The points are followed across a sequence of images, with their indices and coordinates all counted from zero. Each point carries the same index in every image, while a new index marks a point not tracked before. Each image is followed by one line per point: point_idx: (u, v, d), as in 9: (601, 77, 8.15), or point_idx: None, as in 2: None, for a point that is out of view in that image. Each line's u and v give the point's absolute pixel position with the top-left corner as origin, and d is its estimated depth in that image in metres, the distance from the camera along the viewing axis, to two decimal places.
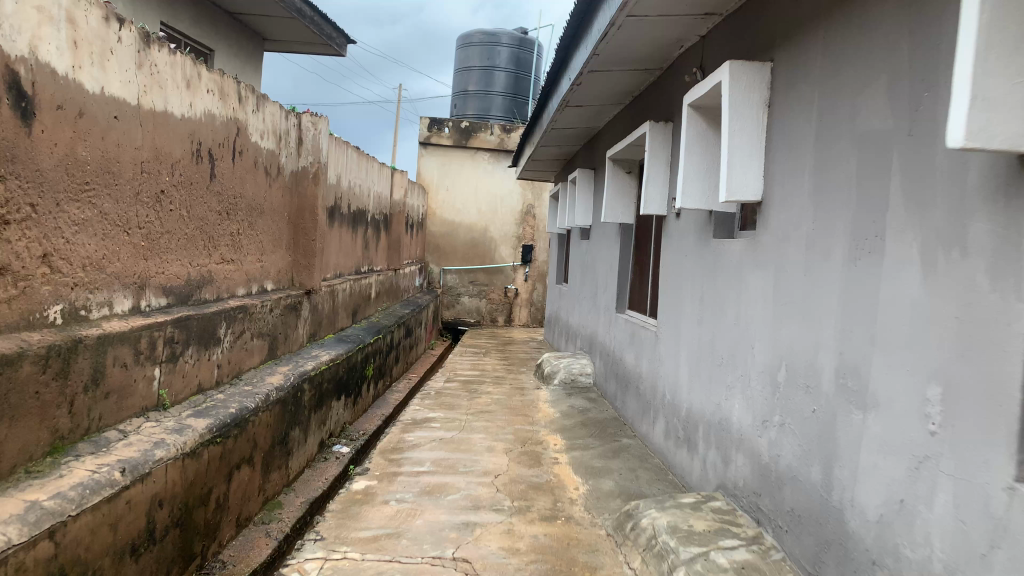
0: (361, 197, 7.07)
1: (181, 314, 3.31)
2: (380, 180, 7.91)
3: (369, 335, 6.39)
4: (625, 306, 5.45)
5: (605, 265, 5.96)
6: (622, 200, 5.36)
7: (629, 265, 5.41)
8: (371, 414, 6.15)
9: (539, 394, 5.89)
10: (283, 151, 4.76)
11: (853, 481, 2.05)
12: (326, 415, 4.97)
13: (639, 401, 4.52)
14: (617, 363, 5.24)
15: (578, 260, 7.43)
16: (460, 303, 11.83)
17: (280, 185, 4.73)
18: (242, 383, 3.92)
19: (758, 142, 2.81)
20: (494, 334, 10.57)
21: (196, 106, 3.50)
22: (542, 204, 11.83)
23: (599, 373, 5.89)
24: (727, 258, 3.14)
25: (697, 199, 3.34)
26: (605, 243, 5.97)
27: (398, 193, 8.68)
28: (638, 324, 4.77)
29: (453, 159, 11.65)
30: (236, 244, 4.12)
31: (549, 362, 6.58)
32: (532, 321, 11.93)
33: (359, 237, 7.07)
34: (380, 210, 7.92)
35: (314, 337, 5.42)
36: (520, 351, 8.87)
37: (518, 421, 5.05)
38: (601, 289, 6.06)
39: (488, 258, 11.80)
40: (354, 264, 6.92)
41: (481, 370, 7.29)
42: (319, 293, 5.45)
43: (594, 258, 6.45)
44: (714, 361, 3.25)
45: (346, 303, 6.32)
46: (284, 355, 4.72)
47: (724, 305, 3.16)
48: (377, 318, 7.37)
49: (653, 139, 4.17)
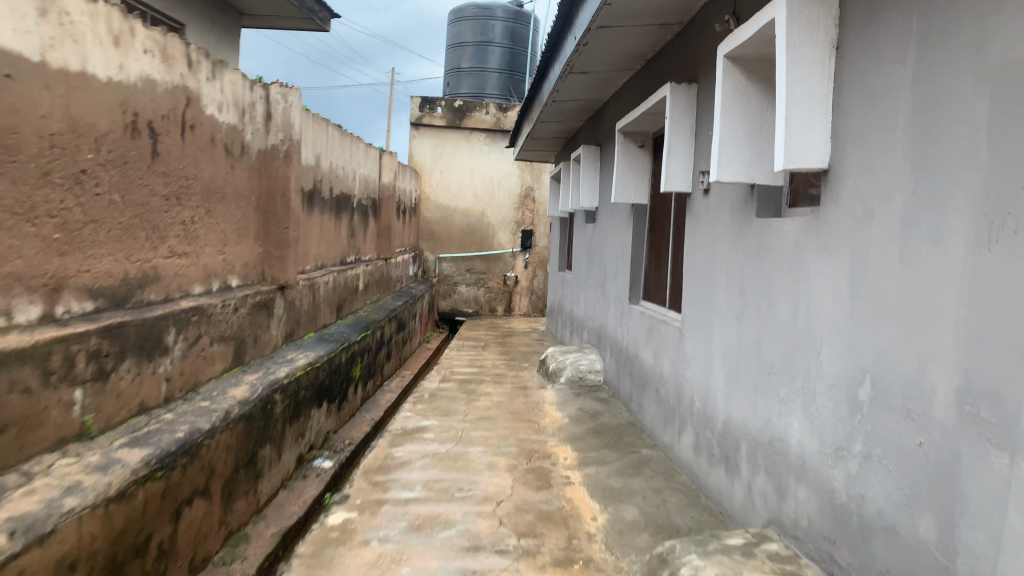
0: (345, 181, 6.47)
1: (113, 322, 2.72)
2: (367, 162, 7.30)
3: (355, 332, 5.82)
4: (639, 296, 4.86)
5: (614, 252, 5.37)
6: (635, 177, 4.77)
7: (644, 250, 4.83)
8: (358, 419, 5.59)
9: (544, 395, 5.32)
10: (247, 127, 4.15)
11: (996, 552, 1.48)
12: (304, 427, 4.42)
13: (660, 408, 3.95)
14: (631, 361, 4.67)
15: (584, 244, 6.84)
16: (456, 292, 11.24)
17: (243, 167, 4.13)
18: (199, 398, 3.34)
19: (823, 95, 2.22)
20: (493, 325, 9.99)
21: (128, 70, 2.90)
22: (542, 186, 11.22)
23: (610, 371, 5.32)
24: (779, 243, 2.55)
25: (736, 170, 2.76)
26: (614, 227, 5.38)
27: (388, 177, 8.08)
28: (655, 318, 4.19)
29: (447, 140, 11.03)
30: (190, 234, 3.53)
31: (554, 357, 6.02)
32: (533, 310, 11.35)
33: (344, 225, 6.48)
34: (367, 195, 7.32)
35: (291, 338, 4.85)
36: (521, 344, 8.31)
37: (522, 428, 4.48)
38: (611, 277, 5.48)
39: (485, 244, 11.21)
40: (338, 255, 6.33)
41: (479, 367, 6.72)
42: (296, 288, 4.87)
43: (602, 243, 5.86)
44: (760, 367, 2.67)
45: (329, 298, 5.74)
46: (253, 361, 4.15)
47: (774, 299, 2.58)
48: (365, 312, 6.79)
49: (676, 103, 3.57)
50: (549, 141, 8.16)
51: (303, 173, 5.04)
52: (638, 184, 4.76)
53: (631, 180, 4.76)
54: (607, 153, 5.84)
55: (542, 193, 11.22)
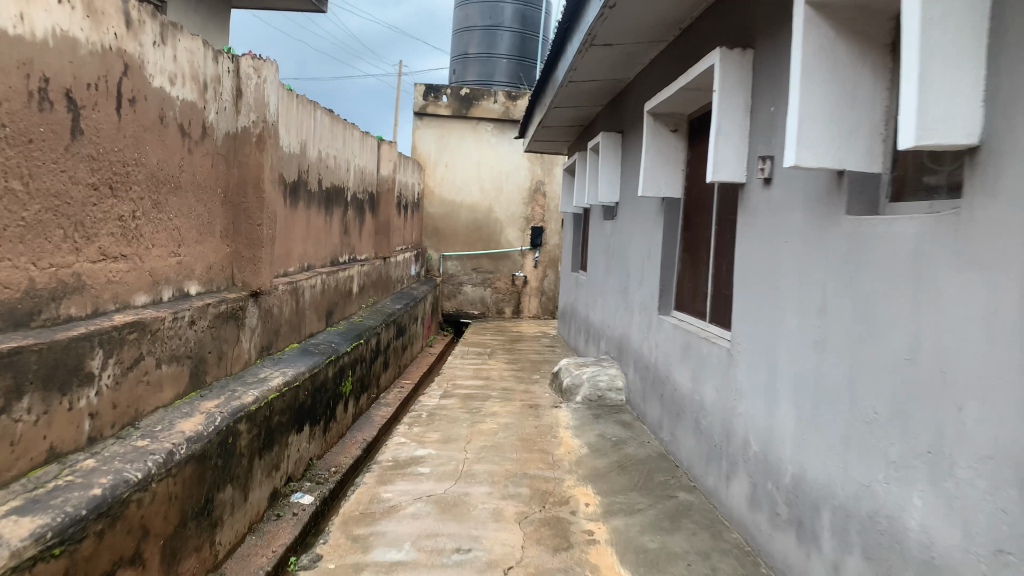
0: (337, 173, 5.83)
1: (4, 348, 2.08)
2: (363, 152, 6.66)
3: (346, 342, 5.18)
4: (670, 305, 4.21)
5: (640, 254, 4.73)
6: (666, 169, 4.12)
7: (676, 253, 4.17)
8: (348, 441, 4.96)
9: (558, 416, 4.68)
10: (209, 105, 3.52)
11: None
12: (280, 457, 3.79)
13: (703, 443, 3.30)
14: (662, 381, 4.02)
15: (602, 243, 6.18)
16: (461, 293, 10.63)
17: (205, 152, 3.49)
18: (137, 435, 2.71)
19: (974, 40, 1.56)
20: (501, 328, 9.34)
21: (32, 22, 2.26)
22: (553, 180, 10.55)
23: (634, 390, 4.68)
24: (888, 251, 1.90)
25: (819, 153, 2.12)
26: (640, 226, 4.73)
27: (388, 168, 7.44)
28: (693, 334, 3.53)
29: (452, 131, 10.38)
30: (131, 232, 2.89)
31: (568, 371, 5.38)
32: (543, 312, 10.71)
33: (336, 221, 5.85)
34: (363, 189, 6.68)
35: (268, 351, 4.22)
36: (532, 351, 7.67)
37: (533, 459, 3.84)
38: (635, 283, 4.83)
39: (493, 242, 10.56)
40: (329, 255, 5.70)
41: (485, 379, 6.07)
42: (273, 294, 4.24)
43: (625, 244, 5.21)
44: (855, 414, 2.02)
45: (316, 304, 5.11)
46: (216, 381, 3.52)
47: (880, 325, 1.92)
48: (359, 317, 6.16)
49: (727, 74, 2.92)
50: (563, 129, 7.49)
51: (283, 162, 4.40)
52: (672, 177, 4.12)
53: (662, 171, 4.11)
54: (632, 143, 5.17)
55: (553, 187, 10.54)
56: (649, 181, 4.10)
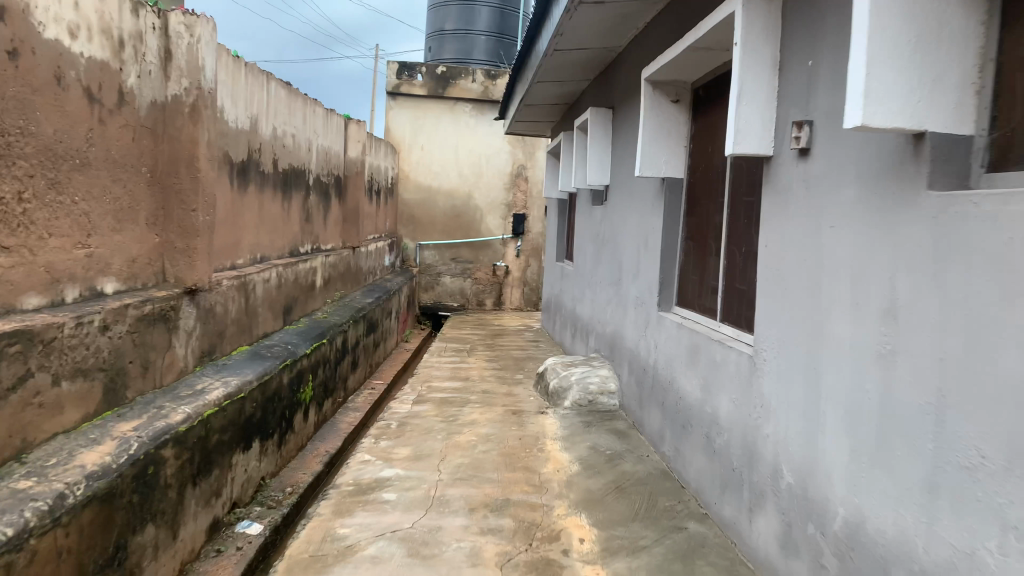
0: (296, 154, 5.25)
1: None
2: (326, 132, 6.08)
3: (305, 343, 4.63)
4: (672, 300, 3.70)
5: (634, 243, 4.22)
6: (666, 144, 3.62)
7: (678, 241, 3.67)
8: (307, 454, 4.43)
9: (544, 425, 4.17)
10: (129, 67, 2.94)
11: None
12: (221, 482, 3.24)
13: (718, 466, 2.81)
14: (663, 389, 3.52)
15: (590, 231, 5.66)
16: (439, 284, 10.08)
17: (124, 123, 2.92)
18: (21, 474, 2.16)
19: None
20: (481, 322, 8.81)
21: None
22: (536, 164, 10.02)
23: (629, 395, 4.18)
24: (1003, 237, 1.39)
25: (894, 107, 1.61)
26: (634, 210, 4.23)
27: (356, 150, 6.86)
28: (702, 337, 3.03)
29: (428, 113, 9.80)
30: (18, 218, 2.33)
31: (554, 373, 4.87)
32: (526, 304, 10.19)
33: (295, 208, 5.28)
34: (327, 173, 6.11)
35: (210, 356, 3.67)
36: (514, 347, 7.15)
37: (517, 479, 3.33)
38: (629, 275, 4.32)
39: (472, 230, 10.01)
40: (288, 245, 5.14)
41: (463, 380, 5.54)
42: (214, 291, 3.69)
43: (617, 232, 4.70)
44: (950, 455, 1.53)
45: (271, 301, 4.56)
46: (141, 397, 2.96)
47: (989, 337, 1.42)
48: (324, 314, 5.61)
49: (751, 24, 2.41)
50: (545, 108, 6.95)
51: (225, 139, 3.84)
52: (673, 153, 3.63)
53: (662, 147, 3.62)
54: (624, 118, 4.65)
55: (536, 172, 10.01)
56: (646, 158, 3.61)
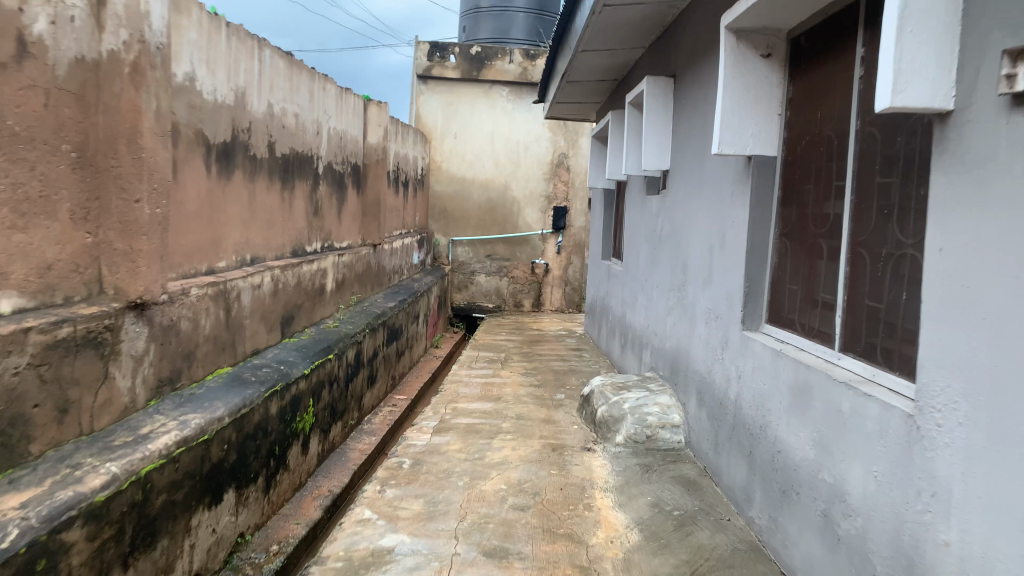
0: (300, 137, 4.49)
1: None
2: (340, 114, 5.32)
3: (305, 361, 3.88)
4: (760, 316, 2.86)
5: (707, 241, 3.37)
6: (753, 113, 2.79)
7: (771, 238, 2.82)
8: (305, 497, 3.70)
9: (592, 468, 3.37)
10: (36, 8, 2.18)
11: None
12: (172, 556, 2.49)
13: (844, 563, 1.97)
14: (753, 435, 2.67)
15: (644, 224, 4.81)
16: (474, 283, 9.32)
17: (29, 83, 2.17)
18: None
19: None
20: (518, 325, 8.02)
21: None
22: (578, 153, 9.15)
23: (700, 434, 3.33)
24: None
25: None
26: (707, 200, 3.38)
27: (377, 135, 6.09)
28: (819, 374, 2.18)
29: (461, 97, 9.01)
30: None
31: (603, 398, 4.02)
32: (567, 304, 9.36)
33: (299, 200, 4.52)
34: (341, 160, 5.35)
35: (172, 385, 2.92)
36: (554, 356, 6.33)
37: (558, 555, 2.52)
38: (698, 281, 3.48)
39: (509, 225, 9.20)
40: (290, 243, 4.39)
41: (494, 400, 4.74)
42: (179, 303, 2.94)
43: (682, 227, 3.84)
44: None
45: (263, 311, 3.82)
46: (55, 450, 2.22)
47: None
48: (335, 322, 4.87)
49: None
50: (590, 85, 6.09)
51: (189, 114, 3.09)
52: (763, 124, 2.79)
53: (748, 114, 2.79)
54: (692, 87, 3.79)
55: (579, 161, 9.14)
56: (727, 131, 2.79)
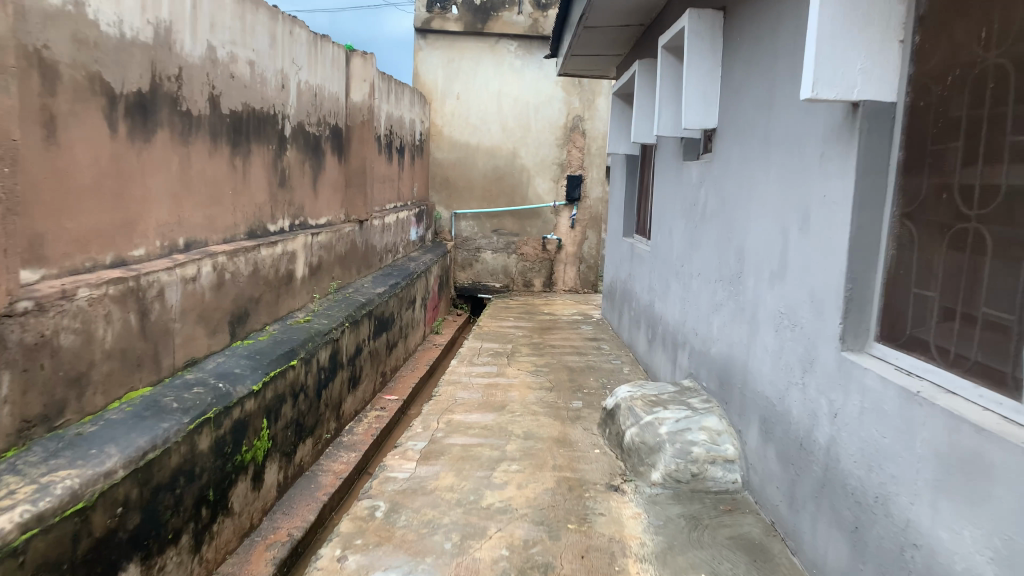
0: (255, 90, 3.64)
1: None
2: (313, 65, 4.46)
3: (257, 373, 3.07)
4: (868, 332, 2.02)
5: (780, 222, 2.53)
6: (865, 39, 1.92)
7: (886, 220, 1.97)
8: (256, 547, 2.92)
9: (623, 520, 2.56)
10: None
11: None
12: None
13: None
14: (863, 507, 1.85)
15: (680, 197, 3.96)
16: (479, 261, 8.50)
17: None
18: None
19: None
20: (528, 309, 7.20)
21: None
22: (595, 115, 8.23)
23: (768, 479, 2.51)
24: None
25: None
26: (781, 168, 2.53)
27: (362, 92, 5.23)
28: (1010, 447, 1.34)
29: (464, 53, 8.10)
30: None
31: (632, 417, 3.20)
32: (582, 284, 8.54)
33: (257, 168, 3.69)
34: (316, 121, 4.51)
35: (50, 423, 2.12)
36: (568, 348, 5.52)
37: None
38: (765, 275, 2.64)
39: (518, 196, 8.33)
40: (245, 221, 3.57)
41: (498, 410, 3.93)
42: (55, 311, 2.12)
43: (738, 202, 2.98)
44: None
45: (202, 310, 3.01)
46: None
47: None
48: (308, 316, 4.07)
49: None
50: (611, 32, 5.19)
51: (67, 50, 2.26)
52: (878, 55, 1.93)
53: (857, 40, 1.92)
54: (752, 21, 2.90)
55: (595, 125, 8.24)
56: (823, 67, 1.94)
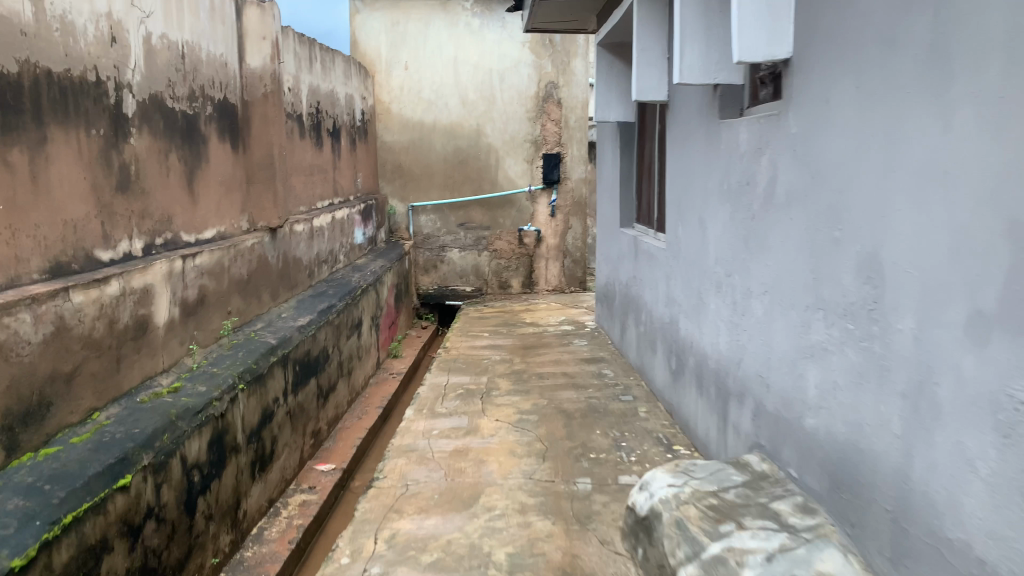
0: (46, 41, 2.28)
1: None
2: (173, 12, 3.10)
3: (30, 529, 1.72)
4: None
5: (997, 216, 1.26)
6: None
7: None
8: None
9: None
10: None
11: None
12: None
13: None
14: None
15: (720, 172, 2.67)
16: (445, 262, 7.19)
17: None
18: None
19: None
20: (506, 319, 5.88)
21: None
22: (572, 80, 6.89)
23: None
24: None
25: None
26: (1000, 106, 1.24)
27: (262, 55, 3.88)
28: None
29: (410, 14, 6.75)
30: None
31: (686, 545, 1.88)
32: (568, 282, 7.23)
33: (63, 166, 2.33)
34: (185, 94, 3.15)
35: None
36: (562, 377, 4.23)
37: None
38: (956, 318, 1.37)
39: (486, 182, 7.01)
40: (40, 251, 2.22)
41: (469, 507, 2.64)
42: None
43: (858, 177, 1.71)
44: None
45: None
46: None
47: None
48: (177, 381, 2.73)
49: None
50: None
51: None
52: None
53: None
54: None
55: (572, 92, 6.90)
56: None
